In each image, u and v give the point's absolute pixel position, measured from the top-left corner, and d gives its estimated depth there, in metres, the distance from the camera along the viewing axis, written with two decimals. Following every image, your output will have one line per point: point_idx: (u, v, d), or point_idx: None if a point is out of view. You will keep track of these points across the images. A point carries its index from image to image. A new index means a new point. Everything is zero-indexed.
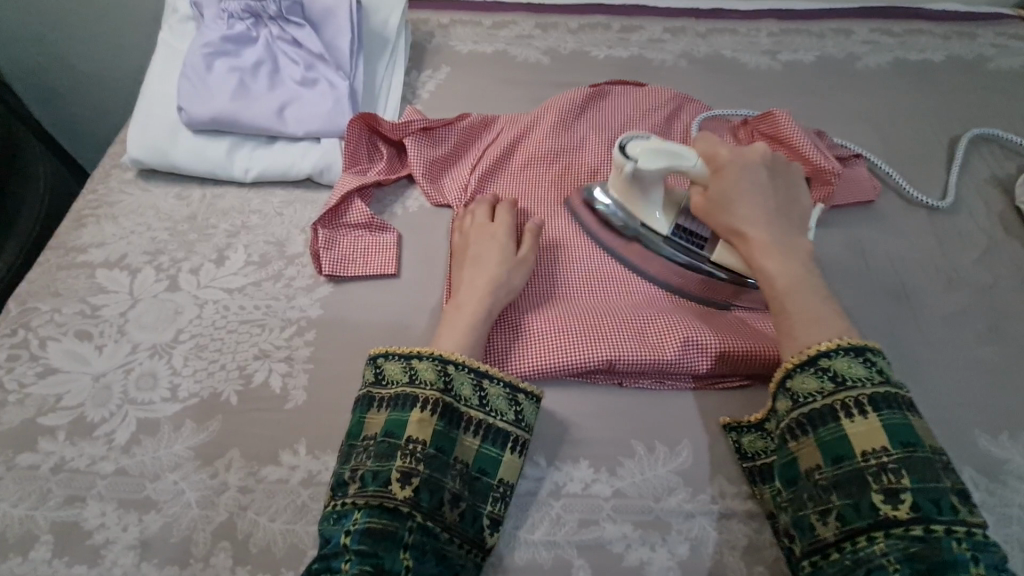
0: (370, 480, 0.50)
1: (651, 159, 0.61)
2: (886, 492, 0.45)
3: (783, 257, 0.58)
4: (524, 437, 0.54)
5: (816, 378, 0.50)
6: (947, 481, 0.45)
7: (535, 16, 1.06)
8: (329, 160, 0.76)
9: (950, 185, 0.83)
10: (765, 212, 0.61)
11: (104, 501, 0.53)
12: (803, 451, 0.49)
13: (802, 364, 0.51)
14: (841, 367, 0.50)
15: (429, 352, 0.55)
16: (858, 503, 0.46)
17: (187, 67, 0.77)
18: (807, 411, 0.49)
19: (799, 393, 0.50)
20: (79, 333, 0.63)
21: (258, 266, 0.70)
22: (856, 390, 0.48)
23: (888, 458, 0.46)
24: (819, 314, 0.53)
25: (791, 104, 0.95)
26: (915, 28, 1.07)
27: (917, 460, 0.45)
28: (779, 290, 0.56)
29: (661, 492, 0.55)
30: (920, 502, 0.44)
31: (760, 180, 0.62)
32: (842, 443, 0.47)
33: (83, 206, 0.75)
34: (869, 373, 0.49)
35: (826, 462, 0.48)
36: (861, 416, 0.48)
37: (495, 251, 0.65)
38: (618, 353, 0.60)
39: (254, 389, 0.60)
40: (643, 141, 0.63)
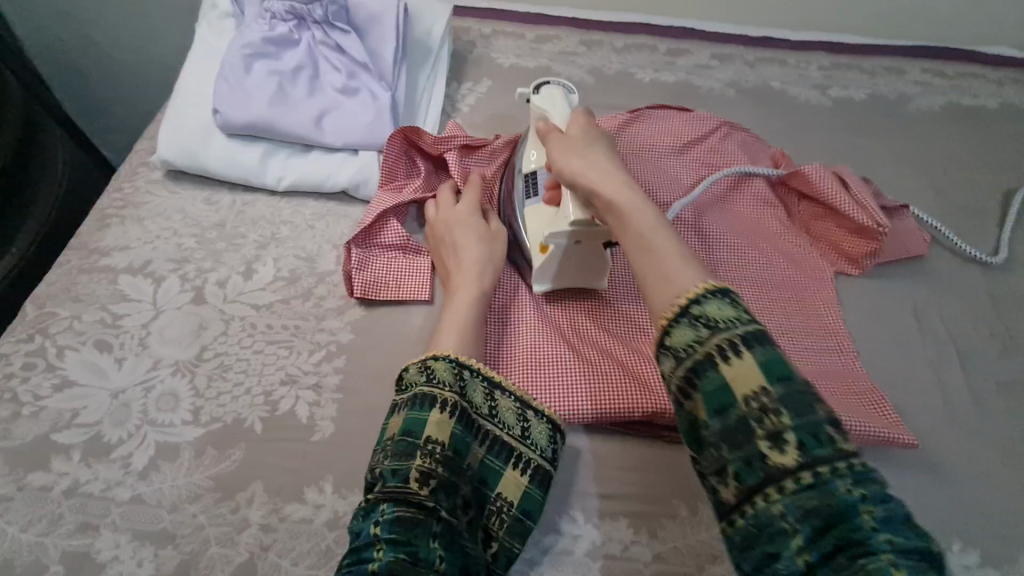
0: (390, 477, 0.47)
1: (544, 99, 0.66)
2: (770, 437, 0.36)
3: (637, 202, 0.51)
4: (527, 454, 0.53)
5: (691, 328, 0.41)
6: (824, 412, 0.37)
7: (579, 32, 1.03)
8: (366, 173, 0.73)
9: (1001, 244, 0.80)
10: (601, 161, 0.54)
11: (118, 531, 0.50)
12: (692, 410, 0.39)
13: (676, 315, 0.41)
14: (712, 311, 0.41)
15: (446, 355, 0.54)
16: (749, 458, 0.36)
17: (225, 67, 0.74)
18: (688, 364, 0.40)
19: (676, 347, 0.41)
20: (99, 344, 0.60)
21: (288, 282, 0.67)
22: (729, 332, 0.39)
23: (767, 400, 0.37)
24: (664, 267, 0.45)
25: (839, 144, 0.92)
26: (969, 71, 1.04)
27: (792, 397, 0.37)
28: (644, 233, 0.48)
29: (703, 559, 0.52)
30: (805, 440, 0.36)
31: (597, 143, 0.57)
32: (723, 391, 0.38)
33: (108, 205, 0.72)
34: (738, 312, 0.40)
35: (710, 416, 0.38)
36: (735, 357, 0.38)
37: (473, 228, 0.66)
38: (665, 406, 0.58)
39: (280, 417, 0.57)
40: (558, 91, 0.67)
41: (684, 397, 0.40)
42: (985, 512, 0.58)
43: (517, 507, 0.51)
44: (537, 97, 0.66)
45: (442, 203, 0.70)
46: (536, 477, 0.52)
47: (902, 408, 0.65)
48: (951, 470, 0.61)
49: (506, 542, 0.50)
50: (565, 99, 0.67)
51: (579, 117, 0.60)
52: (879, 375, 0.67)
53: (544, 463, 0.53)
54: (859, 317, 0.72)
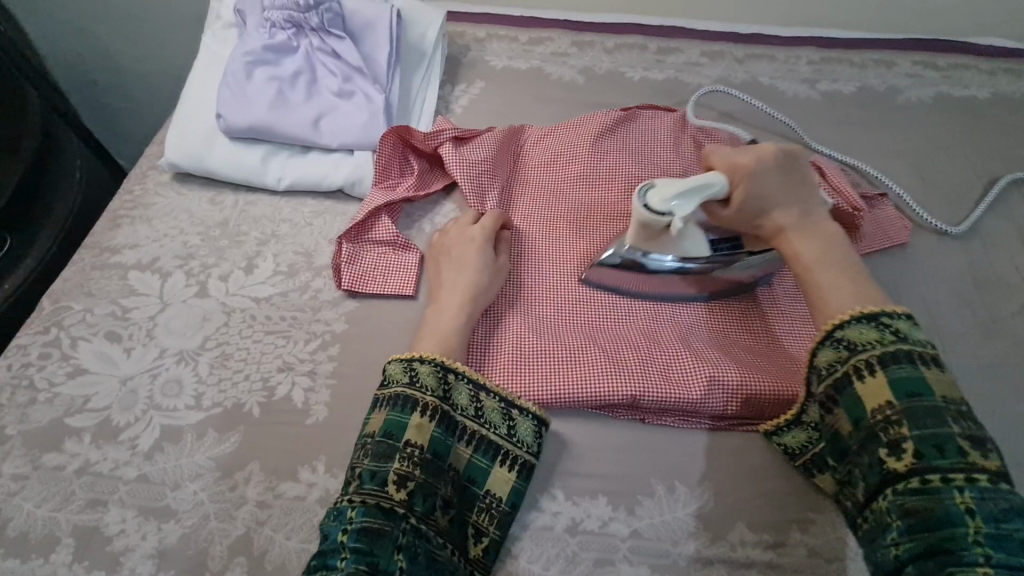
0: (368, 479, 0.50)
1: (684, 205, 0.57)
2: (890, 446, 0.45)
3: (828, 261, 0.54)
4: (516, 453, 0.55)
5: (831, 351, 0.50)
6: (955, 426, 0.44)
7: (572, 33, 1.06)
8: (362, 172, 0.77)
9: (970, 216, 0.82)
10: (787, 213, 0.56)
11: (125, 507, 0.54)
12: (831, 420, 0.50)
13: (818, 340, 0.51)
14: (854, 335, 0.49)
15: (431, 357, 0.56)
16: (870, 464, 0.46)
17: (227, 74, 0.78)
18: (830, 381, 0.50)
19: (819, 366, 0.51)
20: (109, 335, 0.64)
21: (286, 276, 0.70)
22: (867, 353, 0.48)
23: (891, 412, 0.46)
24: (843, 291, 0.52)
25: (827, 137, 0.94)
26: (962, 62, 1.04)
27: (920, 412, 0.45)
28: (805, 271, 0.54)
29: (680, 535, 0.54)
30: (926, 450, 0.43)
31: (784, 172, 0.58)
32: (853, 404, 0.48)
33: (119, 206, 0.76)
34: (882, 335, 0.48)
35: (848, 427, 0.48)
36: (870, 376, 0.48)
37: (475, 259, 0.66)
38: (642, 390, 0.59)
39: (277, 401, 0.60)
40: (657, 188, 0.59)
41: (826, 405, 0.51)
42: None
43: (505, 502, 0.53)
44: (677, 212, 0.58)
45: (456, 223, 0.71)
46: (524, 475, 0.55)
47: None
48: None
49: (496, 536, 0.53)
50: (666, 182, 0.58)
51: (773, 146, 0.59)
52: None
53: (531, 459, 0.55)
54: None
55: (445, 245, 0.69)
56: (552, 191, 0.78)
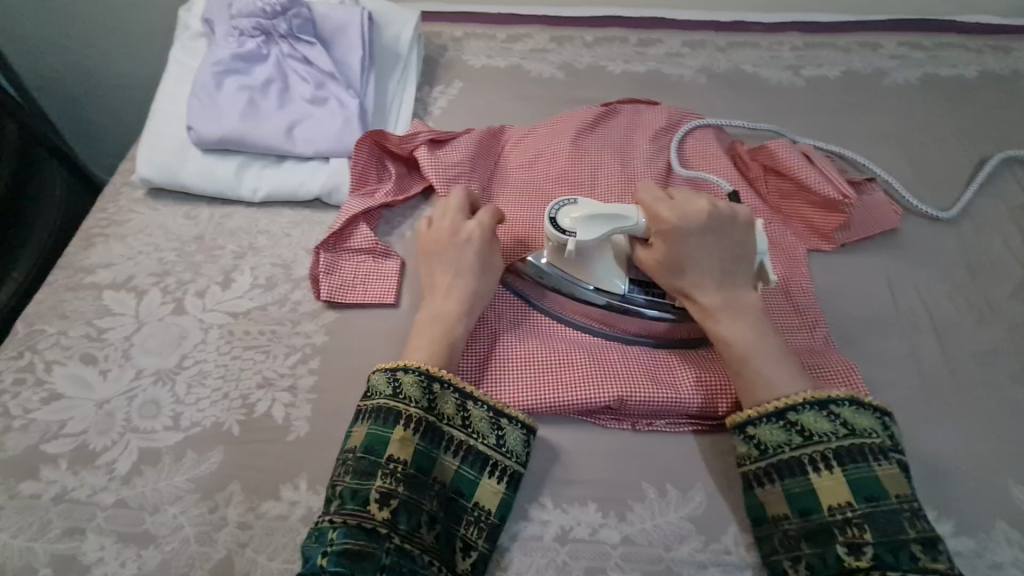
0: (350, 498, 0.49)
1: (589, 229, 0.57)
2: (849, 544, 0.46)
3: (740, 318, 0.56)
4: (505, 464, 0.53)
5: (783, 431, 0.51)
6: (911, 532, 0.46)
7: (551, 29, 1.04)
8: (338, 179, 0.75)
9: (959, 200, 0.81)
10: (707, 271, 0.57)
11: (103, 534, 0.52)
12: (770, 499, 0.50)
13: (766, 416, 0.51)
14: (807, 421, 0.50)
15: (416, 366, 0.54)
16: (825, 554, 0.47)
17: (197, 85, 0.77)
18: (776, 464, 0.50)
19: (767, 445, 0.51)
20: (85, 357, 0.63)
21: (264, 289, 0.69)
22: (821, 445, 0.49)
23: (853, 513, 0.47)
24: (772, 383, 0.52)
25: (814, 122, 0.92)
26: (948, 41, 1.03)
27: (877, 514, 0.47)
28: (738, 360, 0.54)
29: (672, 539, 0.53)
30: (882, 554, 0.45)
31: (711, 237, 0.57)
32: (809, 496, 0.49)
33: (92, 225, 0.75)
34: (835, 426, 0.50)
35: (794, 512, 0.49)
36: (826, 470, 0.49)
37: (471, 262, 0.62)
38: (629, 390, 0.58)
39: (257, 419, 0.59)
40: (574, 208, 0.58)
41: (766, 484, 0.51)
42: (959, 482, 0.58)
43: (494, 515, 0.52)
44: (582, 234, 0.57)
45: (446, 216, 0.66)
46: (510, 485, 0.54)
47: (878, 381, 0.64)
48: (924, 441, 0.60)
49: (484, 550, 0.51)
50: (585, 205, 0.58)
51: (704, 200, 0.59)
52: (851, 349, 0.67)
53: (519, 469, 0.54)
54: (830, 290, 0.72)
55: (428, 240, 0.65)
56: (536, 190, 0.76)
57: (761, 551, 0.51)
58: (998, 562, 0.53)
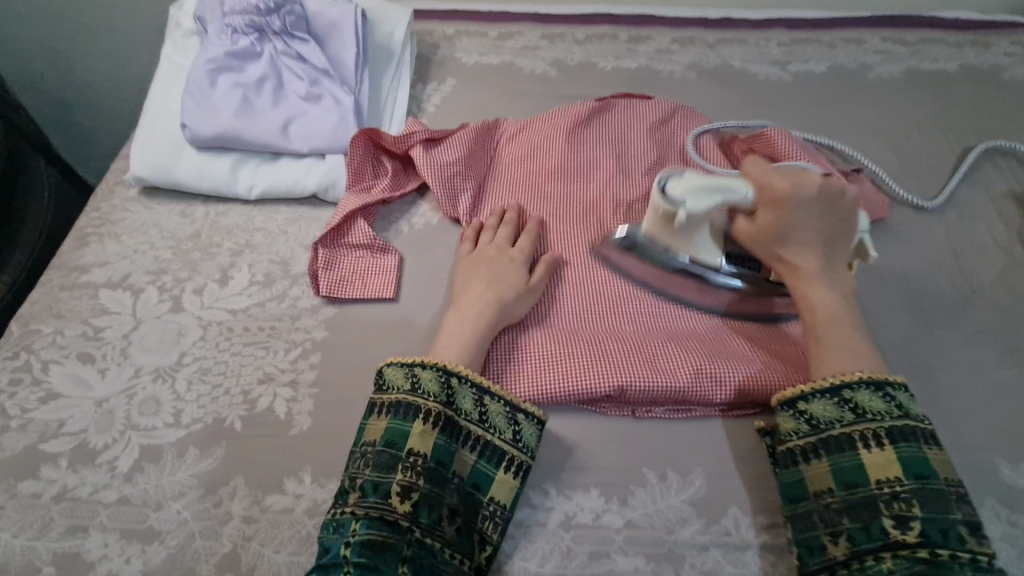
0: (371, 491, 0.50)
1: (698, 199, 0.58)
2: (895, 518, 0.48)
3: (829, 287, 0.58)
4: (522, 458, 0.54)
5: (838, 409, 0.52)
6: (959, 513, 0.48)
7: (542, 27, 1.05)
8: (334, 176, 0.75)
9: (943, 189, 0.83)
10: (810, 239, 0.59)
11: (106, 531, 0.52)
12: (816, 474, 0.51)
13: (823, 392, 0.52)
14: (863, 400, 0.52)
15: (433, 362, 0.55)
16: (869, 527, 0.48)
17: (190, 83, 0.76)
18: (828, 439, 0.51)
19: (819, 419, 0.52)
20: (82, 356, 0.63)
21: (263, 286, 0.69)
22: (875, 423, 0.51)
23: (901, 488, 0.48)
24: (859, 355, 0.54)
25: (802, 116, 0.94)
26: (929, 36, 1.05)
27: (925, 492, 0.48)
28: (816, 327, 0.56)
29: (674, 522, 0.54)
30: (929, 530, 0.47)
31: (817, 208, 0.59)
32: (858, 471, 0.50)
33: (86, 224, 0.74)
34: (888, 407, 0.51)
35: (840, 486, 0.50)
36: (878, 447, 0.50)
37: (517, 284, 0.64)
38: (629, 379, 0.59)
39: (259, 413, 0.59)
40: (679, 179, 0.60)
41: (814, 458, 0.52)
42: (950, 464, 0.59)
43: (510, 509, 0.53)
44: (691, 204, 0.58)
45: (494, 241, 0.69)
46: (524, 478, 0.54)
47: None
48: None
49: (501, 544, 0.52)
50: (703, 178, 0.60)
51: (817, 175, 0.60)
52: None
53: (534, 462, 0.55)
54: None
55: (471, 258, 0.68)
56: (533, 186, 0.77)
57: (796, 528, 0.51)
58: (988, 537, 0.55)
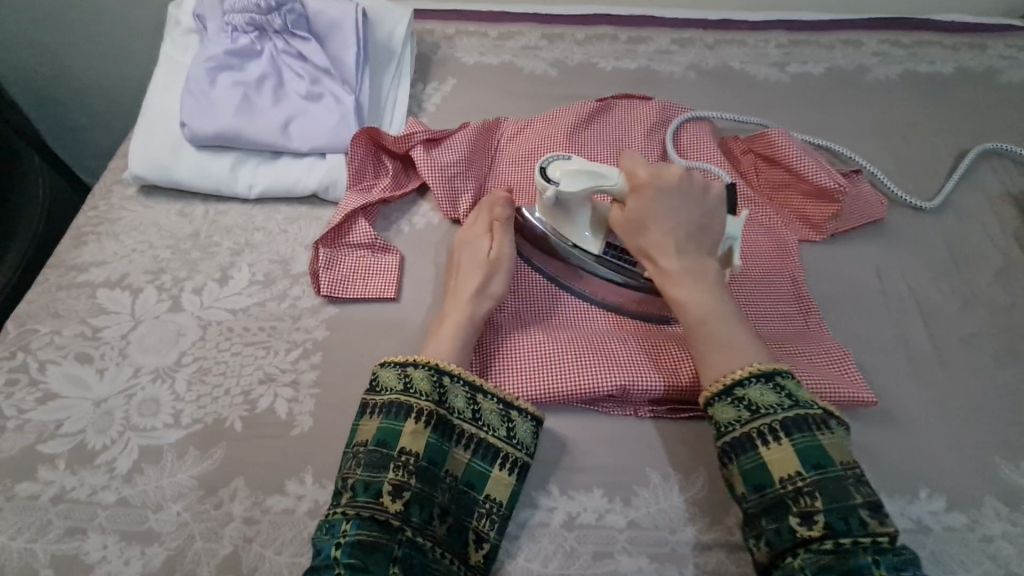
0: (361, 491, 0.49)
1: (572, 181, 0.58)
2: (801, 514, 0.47)
3: (699, 281, 0.57)
4: (517, 456, 0.54)
5: (733, 409, 0.51)
6: (859, 498, 0.47)
7: (542, 27, 1.05)
8: (334, 175, 0.75)
9: (942, 190, 0.83)
10: (675, 233, 0.58)
11: (105, 533, 0.52)
12: (729, 478, 0.51)
13: (717, 394, 0.52)
14: (754, 395, 0.51)
15: (425, 361, 0.55)
16: (780, 527, 0.47)
17: (190, 81, 0.76)
18: (730, 441, 0.51)
19: (719, 422, 0.52)
20: (80, 356, 0.62)
21: (262, 285, 0.68)
22: (768, 418, 0.50)
23: (802, 482, 0.48)
24: (731, 347, 0.54)
25: (800, 117, 0.94)
26: (926, 39, 1.06)
27: (824, 481, 0.47)
28: (698, 326, 0.56)
29: (676, 522, 0.54)
30: (833, 521, 0.46)
31: (676, 203, 0.59)
32: (761, 470, 0.49)
33: (83, 223, 0.73)
34: (780, 399, 0.51)
35: (749, 490, 0.49)
36: (775, 442, 0.49)
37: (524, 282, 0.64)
38: (631, 378, 0.59)
39: (259, 414, 0.58)
40: (564, 162, 0.60)
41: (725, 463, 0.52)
42: (952, 465, 0.59)
43: (506, 507, 0.52)
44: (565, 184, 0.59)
45: (463, 225, 0.69)
46: (521, 476, 0.54)
47: (868, 366, 0.66)
48: (915, 423, 0.62)
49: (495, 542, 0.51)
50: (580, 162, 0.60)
51: (679, 170, 0.61)
52: (843, 334, 0.69)
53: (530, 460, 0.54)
54: (822, 281, 0.73)
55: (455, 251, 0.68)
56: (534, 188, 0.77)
57: None
58: (988, 535, 0.55)
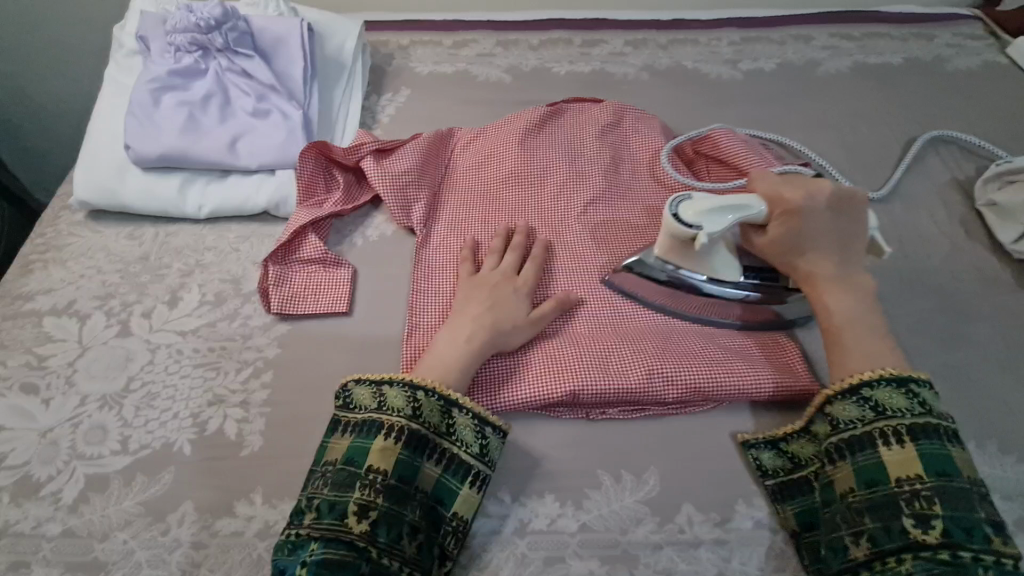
0: (326, 511, 0.49)
1: (713, 220, 0.58)
2: (918, 517, 0.47)
3: (847, 291, 0.59)
4: (485, 472, 0.54)
5: (858, 406, 0.52)
6: (982, 513, 0.47)
7: (496, 33, 1.06)
8: (284, 192, 0.75)
9: (890, 180, 0.84)
10: (824, 246, 0.60)
11: (50, 565, 0.51)
12: (838, 473, 0.51)
13: (842, 392, 0.53)
14: (884, 397, 0.52)
15: (401, 379, 0.55)
16: (892, 527, 0.47)
17: (133, 103, 0.75)
18: (850, 436, 0.52)
19: (839, 417, 0.53)
20: (25, 387, 0.61)
21: (213, 305, 0.68)
22: (894, 421, 0.51)
23: (923, 486, 0.48)
24: (881, 352, 0.55)
25: (753, 113, 0.95)
26: (875, 31, 1.08)
27: (948, 490, 0.48)
28: (841, 334, 0.57)
29: (628, 523, 0.54)
30: (953, 530, 0.46)
31: (823, 216, 0.59)
32: (877, 468, 0.50)
33: (31, 251, 0.72)
34: (910, 405, 0.51)
35: (860, 485, 0.50)
36: (899, 445, 0.50)
37: (497, 295, 0.63)
38: (580, 384, 0.59)
39: (209, 436, 0.58)
40: (690, 204, 0.60)
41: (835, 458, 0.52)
42: None
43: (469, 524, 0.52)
44: (708, 229, 0.58)
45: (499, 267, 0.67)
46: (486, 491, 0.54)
47: None
48: None
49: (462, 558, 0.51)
50: (709, 200, 0.59)
51: (825, 182, 0.61)
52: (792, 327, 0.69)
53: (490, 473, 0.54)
54: None
55: None
56: (487, 195, 0.77)
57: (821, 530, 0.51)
58: None
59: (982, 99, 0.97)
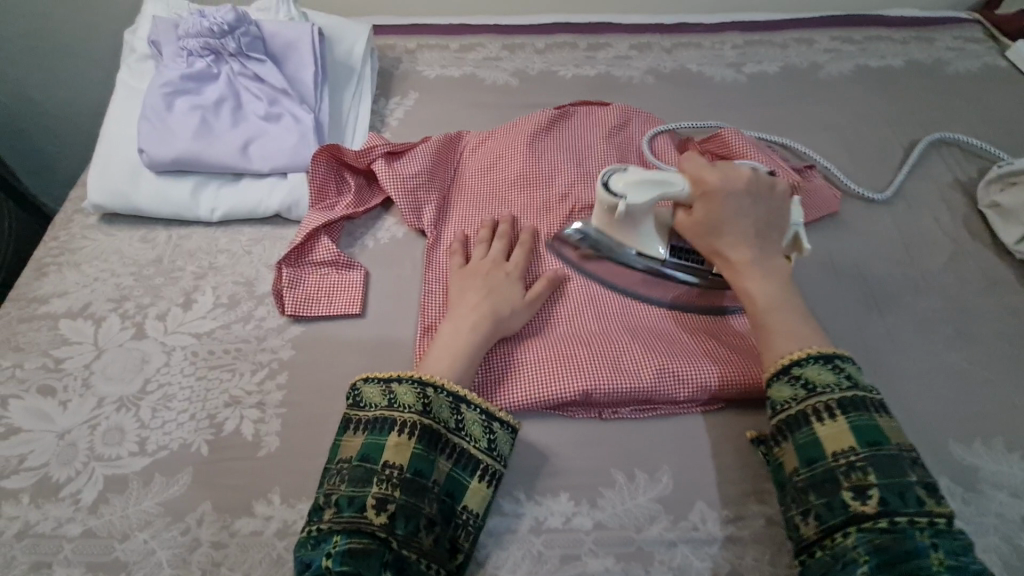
0: (345, 506, 0.50)
1: (639, 193, 0.60)
2: (855, 489, 0.48)
3: (766, 274, 0.59)
4: (495, 467, 0.54)
5: (790, 386, 0.53)
6: (914, 477, 0.48)
7: (502, 37, 1.07)
8: (296, 195, 0.75)
9: (893, 181, 0.86)
10: (742, 230, 0.60)
11: (71, 566, 0.51)
12: (783, 456, 0.52)
13: (775, 374, 0.54)
14: (812, 374, 0.53)
15: (409, 375, 0.55)
16: (832, 502, 0.48)
17: (146, 108, 0.76)
18: (787, 417, 0.52)
19: (775, 400, 0.53)
20: (43, 389, 0.62)
21: (226, 307, 0.68)
22: (825, 397, 0.52)
23: (856, 457, 0.49)
24: (801, 335, 0.55)
25: (757, 116, 0.96)
26: (876, 34, 1.09)
27: (877, 458, 0.48)
28: (761, 317, 0.57)
29: (642, 521, 0.55)
30: (888, 497, 0.47)
31: (742, 201, 0.60)
32: (814, 446, 0.50)
33: (44, 254, 0.73)
34: (838, 380, 0.52)
35: (801, 464, 0.50)
36: (830, 419, 0.51)
37: (508, 296, 0.64)
38: (593, 383, 0.60)
39: (226, 437, 0.59)
40: (622, 175, 0.62)
41: (779, 441, 0.53)
42: None
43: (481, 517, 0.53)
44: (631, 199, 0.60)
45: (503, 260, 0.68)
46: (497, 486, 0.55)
47: None
48: None
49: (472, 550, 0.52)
50: (644, 175, 0.61)
51: (744, 169, 0.62)
52: None
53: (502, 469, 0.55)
54: None
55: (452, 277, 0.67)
56: (497, 197, 0.78)
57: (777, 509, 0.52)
58: None
59: (982, 102, 0.99)
